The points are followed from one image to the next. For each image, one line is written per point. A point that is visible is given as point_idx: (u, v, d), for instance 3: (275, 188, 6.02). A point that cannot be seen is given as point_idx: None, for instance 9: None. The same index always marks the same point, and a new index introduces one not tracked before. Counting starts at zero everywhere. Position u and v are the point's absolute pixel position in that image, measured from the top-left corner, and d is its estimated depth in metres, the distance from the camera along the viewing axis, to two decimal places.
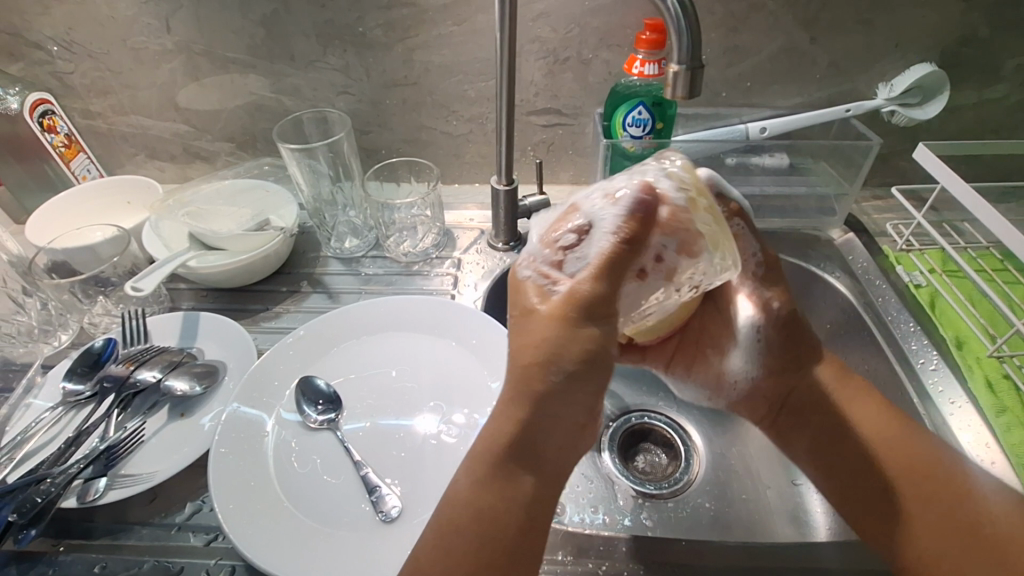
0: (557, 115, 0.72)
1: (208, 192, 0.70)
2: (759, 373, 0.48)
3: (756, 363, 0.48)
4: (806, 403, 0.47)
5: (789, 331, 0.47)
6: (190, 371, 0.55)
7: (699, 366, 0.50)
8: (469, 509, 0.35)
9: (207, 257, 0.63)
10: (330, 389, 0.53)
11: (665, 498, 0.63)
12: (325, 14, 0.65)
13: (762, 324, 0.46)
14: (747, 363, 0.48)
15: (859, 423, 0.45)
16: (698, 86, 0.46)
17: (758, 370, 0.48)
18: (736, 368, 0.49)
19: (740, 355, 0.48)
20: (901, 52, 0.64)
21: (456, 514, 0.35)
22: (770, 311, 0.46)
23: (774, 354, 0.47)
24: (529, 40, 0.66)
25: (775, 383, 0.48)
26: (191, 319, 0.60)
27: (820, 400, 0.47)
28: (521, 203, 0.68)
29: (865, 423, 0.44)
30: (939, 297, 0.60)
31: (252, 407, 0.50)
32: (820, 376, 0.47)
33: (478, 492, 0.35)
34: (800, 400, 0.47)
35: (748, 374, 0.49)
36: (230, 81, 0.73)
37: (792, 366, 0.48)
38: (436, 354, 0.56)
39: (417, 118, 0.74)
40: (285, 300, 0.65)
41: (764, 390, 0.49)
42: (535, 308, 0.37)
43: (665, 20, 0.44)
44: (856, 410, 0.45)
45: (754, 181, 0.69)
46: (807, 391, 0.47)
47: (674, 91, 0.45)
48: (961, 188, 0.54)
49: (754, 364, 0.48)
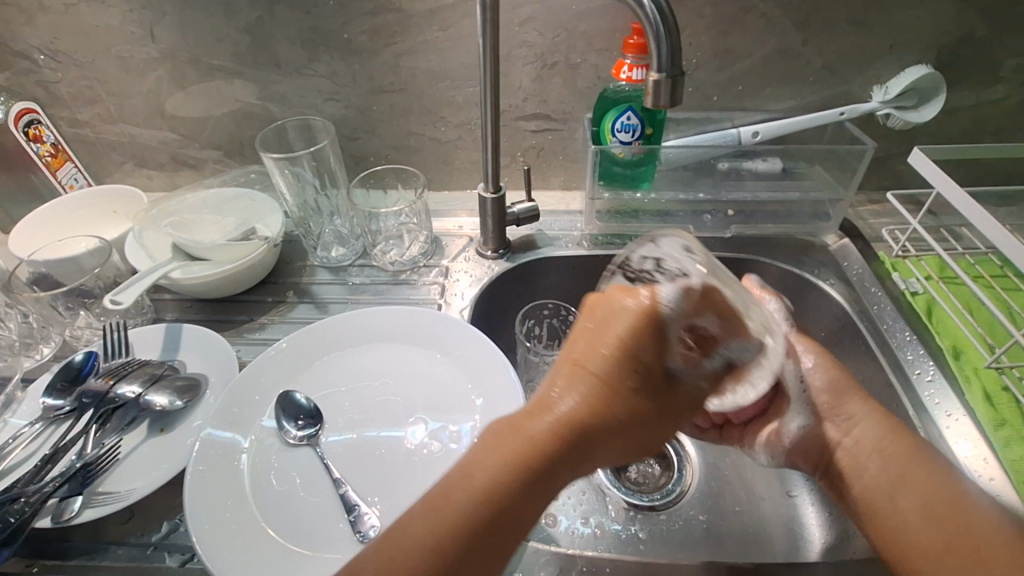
0: (546, 120, 0.71)
1: (192, 201, 0.69)
2: (809, 423, 0.45)
3: (806, 411, 0.45)
4: (851, 462, 0.42)
5: (830, 395, 0.45)
6: (170, 386, 0.54)
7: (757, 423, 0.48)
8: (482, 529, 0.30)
9: (192, 268, 0.62)
10: (310, 404, 0.52)
11: (657, 512, 0.64)
12: (310, 21, 0.65)
13: (804, 380, 0.46)
14: (798, 418, 0.45)
15: (909, 494, 0.39)
16: (680, 94, 0.45)
17: (809, 419, 0.45)
18: (789, 421, 0.46)
19: (791, 410, 0.46)
20: (896, 54, 0.63)
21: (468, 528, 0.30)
22: (810, 375, 0.46)
23: (819, 398, 0.45)
24: (517, 45, 0.65)
25: (824, 432, 0.44)
26: (174, 331, 0.60)
27: (866, 461, 0.41)
28: (509, 211, 0.67)
29: (919, 496, 0.38)
30: (936, 304, 0.59)
31: (230, 424, 0.49)
32: (869, 430, 0.42)
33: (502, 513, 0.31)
34: (849, 456, 0.43)
35: (801, 427, 0.45)
36: (216, 89, 0.72)
37: (842, 414, 0.44)
38: (420, 366, 0.55)
39: (405, 124, 0.73)
40: (269, 311, 0.64)
41: (814, 444, 0.45)
42: (629, 372, 0.33)
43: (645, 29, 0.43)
44: (911, 479, 0.39)
45: (746, 186, 0.68)
46: (854, 447, 0.42)
47: (656, 100, 0.44)
48: (958, 193, 0.53)
49: (804, 412, 0.45)
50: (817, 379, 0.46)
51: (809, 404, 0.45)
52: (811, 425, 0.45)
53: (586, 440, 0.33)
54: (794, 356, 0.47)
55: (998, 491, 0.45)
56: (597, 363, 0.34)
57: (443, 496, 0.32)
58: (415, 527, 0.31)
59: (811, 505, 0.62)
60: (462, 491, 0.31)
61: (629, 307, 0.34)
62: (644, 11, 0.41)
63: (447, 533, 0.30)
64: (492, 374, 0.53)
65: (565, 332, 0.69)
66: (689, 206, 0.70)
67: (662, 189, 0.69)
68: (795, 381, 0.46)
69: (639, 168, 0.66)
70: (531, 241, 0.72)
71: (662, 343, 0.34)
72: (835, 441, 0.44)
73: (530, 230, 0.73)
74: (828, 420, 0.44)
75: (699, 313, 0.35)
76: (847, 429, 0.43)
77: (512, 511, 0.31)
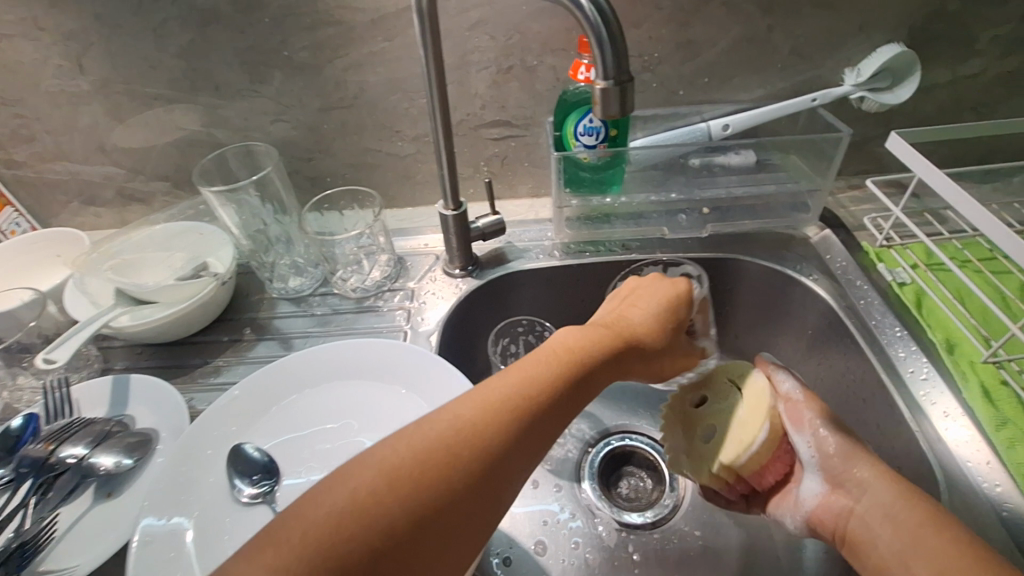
0: (507, 127, 0.68)
1: (137, 239, 0.64)
2: (821, 490, 0.44)
3: (819, 478, 0.44)
4: (865, 531, 0.40)
5: (841, 459, 0.44)
6: (118, 445, 0.50)
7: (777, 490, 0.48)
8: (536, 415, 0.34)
9: (141, 312, 0.58)
10: (263, 457, 0.48)
11: (649, 531, 0.60)
12: (246, 40, 0.61)
13: (816, 451, 0.45)
14: (812, 486, 0.45)
15: (923, 565, 0.36)
16: (630, 101, 0.42)
17: (821, 485, 0.44)
18: (804, 488, 0.45)
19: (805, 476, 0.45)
20: (866, 33, 0.60)
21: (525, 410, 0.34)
22: (821, 441, 0.44)
23: (829, 463, 0.44)
24: (468, 51, 0.61)
25: (837, 500, 0.43)
26: (121, 384, 0.56)
27: (879, 531, 0.40)
28: (473, 226, 0.64)
29: (932, 570, 0.36)
30: (925, 295, 0.56)
31: (175, 498, 0.45)
32: (882, 499, 0.41)
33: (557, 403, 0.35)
34: (862, 524, 0.41)
35: (814, 495, 0.44)
36: (156, 118, 0.68)
37: (851, 479, 0.43)
38: (384, 403, 0.51)
39: (359, 141, 0.69)
40: (226, 351, 0.60)
41: (828, 515, 0.43)
42: (668, 313, 0.42)
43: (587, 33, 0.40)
44: (928, 552, 0.37)
45: (720, 182, 0.65)
46: (867, 515, 0.41)
47: (606, 109, 0.41)
48: (941, 180, 0.50)
49: (817, 478, 0.44)
50: (830, 449, 0.44)
51: (824, 473, 0.44)
52: (822, 493, 0.44)
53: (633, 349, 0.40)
54: (802, 419, 0.45)
55: (1004, 497, 0.43)
56: (646, 301, 0.43)
57: (509, 372, 0.36)
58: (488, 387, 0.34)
59: None
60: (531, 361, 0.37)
61: (667, 286, 0.44)
62: (583, 15, 0.38)
63: (500, 408, 0.33)
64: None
65: None
66: (662, 207, 0.67)
67: (632, 192, 0.66)
68: (807, 451, 0.45)
69: (606, 171, 0.63)
70: (500, 255, 0.68)
71: (685, 310, 0.43)
72: (851, 510, 0.42)
73: (498, 244, 0.70)
74: (840, 487, 0.43)
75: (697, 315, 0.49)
76: (861, 498, 0.42)
77: (566, 395, 0.36)
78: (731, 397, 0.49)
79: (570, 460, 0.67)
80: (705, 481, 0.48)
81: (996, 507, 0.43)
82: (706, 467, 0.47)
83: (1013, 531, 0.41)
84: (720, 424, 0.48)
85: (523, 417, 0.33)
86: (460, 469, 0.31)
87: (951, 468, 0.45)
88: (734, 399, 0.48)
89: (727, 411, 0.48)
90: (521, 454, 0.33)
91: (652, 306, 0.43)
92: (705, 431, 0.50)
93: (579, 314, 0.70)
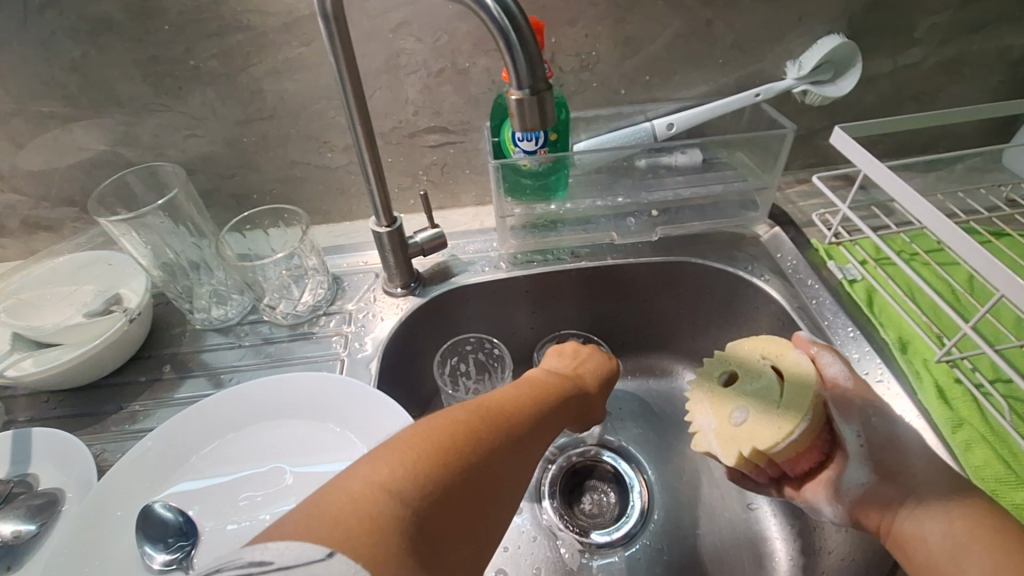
0: (443, 133, 0.64)
1: (38, 274, 0.58)
2: (869, 479, 0.41)
3: (866, 466, 0.41)
4: (914, 526, 0.39)
5: (889, 452, 0.42)
6: (19, 509, 0.45)
7: (811, 475, 0.44)
8: (554, 402, 0.38)
9: (44, 356, 0.53)
10: (176, 517, 0.42)
11: (614, 552, 0.58)
12: (146, 49, 0.55)
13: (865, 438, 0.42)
14: (855, 472, 0.41)
15: (975, 558, 0.35)
16: (547, 113, 0.39)
17: (870, 476, 0.41)
18: (846, 476, 0.41)
19: (848, 462, 0.42)
20: (806, 25, 0.58)
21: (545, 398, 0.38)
22: (872, 431, 0.42)
23: (879, 455, 0.42)
24: (394, 54, 0.57)
25: (887, 490, 0.41)
26: (22, 439, 0.50)
27: (934, 525, 0.38)
28: (411, 241, 0.60)
29: (986, 564, 0.35)
30: (875, 292, 0.55)
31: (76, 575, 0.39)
32: (936, 495, 0.40)
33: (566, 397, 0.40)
34: (912, 518, 0.39)
35: (860, 484, 0.41)
36: (53, 139, 0.61)
37: (902, 474, 0.41)
38: (316, 445, 0.47)
39: (285, 153, 0.64)
40: (144, 394, 0.55)
41: (873, 502, 0.41)
42: (603, 368, 0.46)
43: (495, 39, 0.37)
44: (980, 548, 0.35)
45: (667, 183, 0.63)
46: (919, 511, 0.39)
47: (524, 121, 0.39)
48: (884, 174, 0.49)
49: (864, 467, 0.41)
50: (877, 439, 0.43)
51: (874, 462, 0.42)
52: (871, 481, 0.41)
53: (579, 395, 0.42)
54: (851, 407, 0.43)
55: None
56: (585, 360, 0.46)
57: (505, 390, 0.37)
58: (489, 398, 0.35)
59: (773, 517, 0.58)
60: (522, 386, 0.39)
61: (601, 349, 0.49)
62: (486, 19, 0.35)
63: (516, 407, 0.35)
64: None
65: (492, 364, 0.63)
66: (611, 211, 0.64)
67: (579, 197, 0.63)
68: (854, 435, 0.42)
69: (550, 177, 0.59)
70: (444, 269, 0.65)
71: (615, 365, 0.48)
72: (901, 501, 0.40)
73: (442, 257, 0.66)
74: (889, 478, 0.41)
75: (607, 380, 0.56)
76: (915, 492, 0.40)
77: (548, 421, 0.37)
78: (769, 375, 0.45)
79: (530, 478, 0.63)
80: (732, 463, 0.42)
81: None
82: (735, 446, 0.42)
83: None
84: (755, 404, 0.43)
85: (517, 423, 0.34)
86: (471, 449, 0.30)
87: None
88: (773, 380, 0.44)
89: (762, 391, 0.44)
90: (518, 461, 0.33)
91: (592, 359, 0.47)
92: (732, 408, 0.44)
93: (530, 327, 0.67)
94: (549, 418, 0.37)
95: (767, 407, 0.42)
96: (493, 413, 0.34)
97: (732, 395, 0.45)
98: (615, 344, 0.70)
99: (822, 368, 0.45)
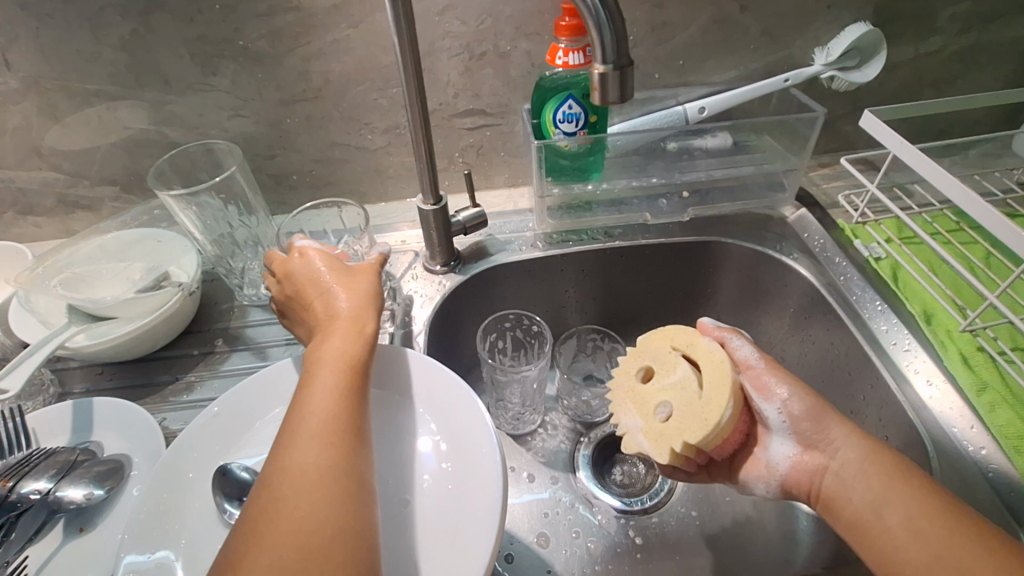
0: (482, 116, 0.65)
1: (87, 251, 0.59)
2: (794, 452, 0.43)
3: (790, 440, 0.43)
4: (839, 487, 0.40)
5: (810, 421, 0.43)
6: (87, 474, 0.46)
7: (742, 458, 0.46)
8: (365, 358, 0.41)
9: (96, 329, 0.54)
10: (253, 477, 0.44)
11: (649, 516, 0.61)
12: (195, 29, 0.56)
13: (786, 419, 0.43)
14: (780, 446, 0.44)
15: (894, 505, 0.38)
16: (629, 86, 0.43)
17: (793, 447, 0.43)
18: (772, 451, 0.44)
19: (772, 436, 0.44)
20: (834, 13, 0.60)
21: (353, 364, 0.40)
22: (789, 406, 0.43)
23: (800, 426, 0.43)
24: (438, 37, 0.59)
25: (811, 460, 0.42)
26: (84, 408, 0.52)
27: (853, 483, 0.40)
28: (454, 220, 0.62)
29: (904, 513, 0.37)
30: (901, 268, 0.58)
31: (155, 529, 0.41)
32: (849, 454, 0.41)
33: (369, 338, 0.43)
34: (837, 480, 0.40)
35: (787, 457, 0.43)
36: (98, 117, 0.62)
37: (823, 440, 0.42)
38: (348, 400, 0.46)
39: (326, 134, 0.65)
40: (198, 366, 0.57)
41: (799, 473, 0.43)
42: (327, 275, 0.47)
43: (585, 18, 0.40)
44: (894, 498, 0.38)
45: (699, 165, 0.64)
46: (842, 472, 0.40)
47: (606, 95, 0.43)
48: (917, 157, 0.51)
49: (787, 441, 0.43)
50: (799, 416, 0.43)
51: (792, 433, 0.43)
52: (797, 453, 0.43)
53: (359, 315, 0.44)
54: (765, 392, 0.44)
55: (988, 458, 0.45)
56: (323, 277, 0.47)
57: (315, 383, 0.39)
58: (303, 408, 0.37)
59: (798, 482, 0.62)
60: (323, 363, 0.40)
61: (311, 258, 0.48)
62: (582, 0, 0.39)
63: (332, 400, 0.37)
64: (393, 365, 0.47)
65: (530, 341, 0.65)
66: (644, 192, 0.67)
67: (613, 178, 0.65)
68: (775, 416, 0.44)
69: (587, 159, 0.61)
70: (482, 248, 0.67)
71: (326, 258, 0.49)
72: (825, 467, 0.41)
73: (479, 237, 0.68)
74: (813, 447, 0.43)
75: (629, 367, 0.50)
76: (835, 455, 0.41)
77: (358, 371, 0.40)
78: (683, 366, 0.46)
79: (564, 451, 0.66)
80: (665, 459, 0.44)
81: (983, 468, 0.45)
82: (666, 442, 0.44)
83: (998, 489, 0.43)
84: (676, 399, 0.45)
85: (340, 409, 0.37)
86: (314, 471, 0.33)
87: (936, 435, 0.47)
88: (688, 372, 0.46)
89: (680, 385, 0.46)
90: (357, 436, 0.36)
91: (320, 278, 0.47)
92: (656, 404, 0.46)
93: (562, 306, 0.70)
94: (349, 367, 0.40)
95: (688, 400, 0.44)
96: (324, 417, 0.36)
97: (652, 391, 0.47)
98: (642, 324, 0.72)
99: (732, 351, 0.46)
